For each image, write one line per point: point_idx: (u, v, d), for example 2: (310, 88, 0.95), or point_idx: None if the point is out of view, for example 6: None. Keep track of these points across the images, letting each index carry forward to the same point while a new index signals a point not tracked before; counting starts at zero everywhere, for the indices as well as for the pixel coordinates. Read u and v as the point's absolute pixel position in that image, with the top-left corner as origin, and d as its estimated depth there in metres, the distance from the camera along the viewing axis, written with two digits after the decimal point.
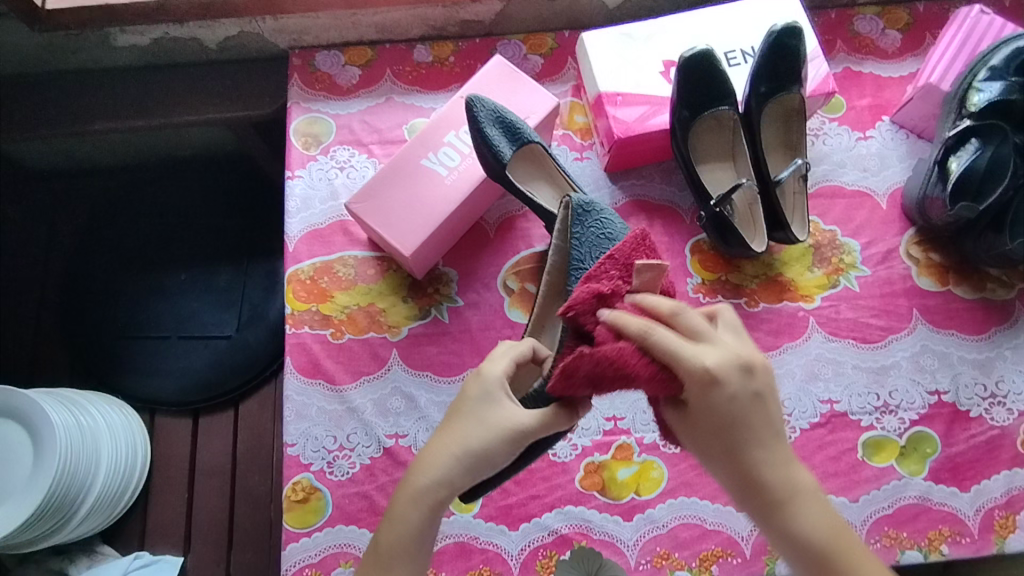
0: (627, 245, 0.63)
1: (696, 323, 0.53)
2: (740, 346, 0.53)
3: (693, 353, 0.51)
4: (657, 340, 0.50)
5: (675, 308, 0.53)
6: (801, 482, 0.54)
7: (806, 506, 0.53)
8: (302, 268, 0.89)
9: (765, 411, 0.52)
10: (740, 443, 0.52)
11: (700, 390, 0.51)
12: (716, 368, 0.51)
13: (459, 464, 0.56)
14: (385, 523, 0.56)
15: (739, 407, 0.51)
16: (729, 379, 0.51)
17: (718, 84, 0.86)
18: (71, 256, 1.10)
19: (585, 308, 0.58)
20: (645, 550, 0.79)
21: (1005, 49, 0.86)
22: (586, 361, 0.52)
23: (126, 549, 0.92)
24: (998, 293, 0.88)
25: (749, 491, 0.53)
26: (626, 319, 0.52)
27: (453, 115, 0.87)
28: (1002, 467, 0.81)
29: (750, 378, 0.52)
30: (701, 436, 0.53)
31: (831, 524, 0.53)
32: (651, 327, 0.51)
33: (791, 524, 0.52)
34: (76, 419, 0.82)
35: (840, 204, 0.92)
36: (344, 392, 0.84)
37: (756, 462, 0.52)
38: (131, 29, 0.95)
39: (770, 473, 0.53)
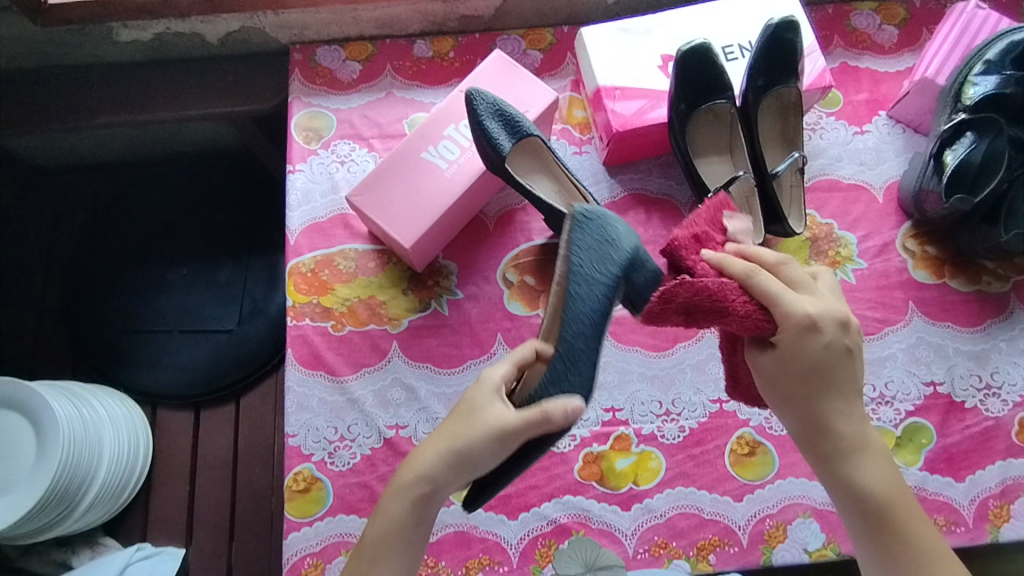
0: (706, 217, 0.67)
1: (797, 277, 0.59)
2: (839, 307, 0.59)
3: (795, 300, 0.56)
4: (759, 283, 0.57)
5: (780, 261, 0.60)
6: (871, 440, 0.59)
7: (872, 461, 0.58)
8: (303, 261, 0.90)
9: (851, 367, 0.58)
10: (824, 389, 0.58)
11: (796, 334, 0.56)
12: (817, 317, 0.56)
13: (446, 464, 0.58)
14: (372, 520, 0.60)
15: (830, 358, 0.57)
16: (830, 331, 0.57)
17: (716, 78, 0.87)
18: (73, 250, 1.10)
19: (687, 245, 0.64)
20: (643, 538, 0.79)
21: (1000, 42, 0.87)
22: (682, 291, 0.58)
23: (128, 540, 0.93)
24: (994, 286, 0.89)
25: (820, 439, 0.59)
26: (728, 259, 0.59)
27: (453, 109, 0.88)
28: (997, 457, 0.82)
29: (843, 334, 0.58)
30: (784, 379, 0.58)
31: (892, 481, 0.58)
32: (755, 272, 0.57)
33: (853, 473, 0.58)
34: (79, 411, 0.82)
35: (837, 198, 0.92)
36: (345, 383, 0.85)
37: (831, 412, 0.58)
38: (133, 23, 0.96)
39: (844, 424, 0.58)
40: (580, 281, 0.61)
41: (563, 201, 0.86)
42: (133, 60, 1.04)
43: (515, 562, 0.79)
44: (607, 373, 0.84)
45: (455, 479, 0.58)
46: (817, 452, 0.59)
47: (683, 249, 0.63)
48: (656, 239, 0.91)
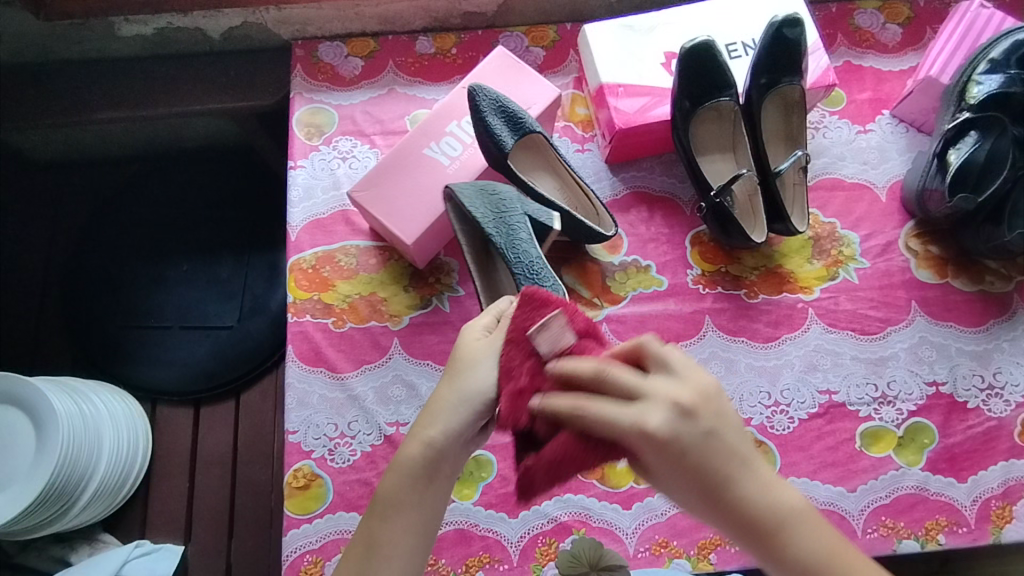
0: (517, 338, 0.58)
1: (627, 378, 0.52)
2: (682, 387, 0.51)
3: (629, 415, 0.50)
4: (589, 419, 0.52)
5: (598, 369, 0.52)
6: (791, 509, 0.51)
7: (802, 530, 0.50)
8: (304, 257, 0.90)
9: (725, 441, 0.51)
10: (706, 486, 0.50)
11: (645, 447, 0.50)
12: (659, 424, 0.50)
13: (466, 403, 0.57)
14: (392, 472, 0.57)
15: (694, 446, 0.50)
16: (675, 427, 0.50)
17: (719, 76, 0.87)
18: (74, 245, 1.10)
19: (511, 413, 0.56)
20: (644, 537, 0.79)
21: (1005, 41, 0.87)
22: (534, 472, 0.54)
23: (127, 536, 0.93)
24: (997, 285, 0.89)
25: (738, 528, 0.51)
26: (552, 403, 0.53)
27: (455, 105, 0.88)
28: (999, 458, 0.82)
29: (695, 418, 0.51)
30: (669, 482, 0.52)
31: (835, 548, 0.50)
32: (580, 409, 0.52)
33: (789, 553, 0.50)
34: (78, 407, 0.82)
35: (840, 197, 0.92)
36: (345, 379, 0.85)
37: (734, 499, 0.50)
38: (134, 18, 0.96)
39: (753, 504, 0.50)
40: (500, 224, 0.77)
41: (564, 197, 0.86)
42: (135, 55, 1.04)
43: (515, 560, 0.78)
44: None
45: (477, 421, 0.58)
46: (748, 542, 0.51)
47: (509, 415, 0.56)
48: (657, 237, 0.91)
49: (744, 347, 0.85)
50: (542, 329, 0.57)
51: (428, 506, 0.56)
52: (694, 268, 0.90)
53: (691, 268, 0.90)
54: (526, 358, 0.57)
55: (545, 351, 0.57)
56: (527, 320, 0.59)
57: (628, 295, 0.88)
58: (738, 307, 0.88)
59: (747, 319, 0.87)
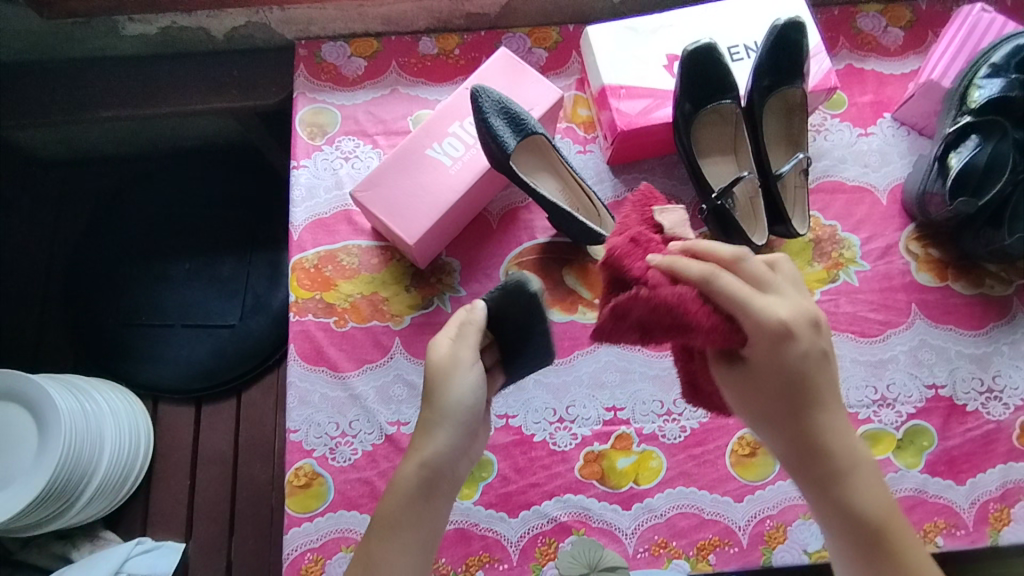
0: (637, 218, 0.56)
1: (759, 271, 0.54)
2: (808, 305, 0.54)
3: (766, 306, 0.51)
4: (720, 287, 0.49)
5: (735, 258, 0.53)
6: (861, 453, 0.56)
7: (865, 480, 0.55)
8: (306, 256, 0.90)
9: (827, 370, 0.54)
10: (798, 402, 0.54)
11: (767, 344, 0.52)
12: (790, 322, 0.52)
13: (450, 427, 0.56)
14: (386, 501, 0.56)
15: (805, 366, 0.53)
16: (803, 336, 0.53)
17: (722, 78, 0.87)
18: (77, 242, 1.10)
19: (622, 254, 0.52)
20: (643, 538, 0.80)
21: (1005, 45, 0.87)
22: (638, 307, 0.49)
23: (128, 534, 0.93)
24: (996, 289, 0.89)
25: (802, 451, 0.55)
26: (682, 263, 0.50)
27: (458, 106, 0.88)
28: (998, 460, 0.82)
29: (813, 340, 0.53)
30: (763, 395, 0.55)
31: (886, 502, 0.55)
32: (714, 275, 0.50)
33: (847, 488, 0.55)
34: (81, 404, 0.82)
35: (840, 199, 0.92)
36: (346, 378, 0.85)
37: (822, 432, 0.55)
38: (139, 17, 0.97)
39: (831, 439, 0.55)
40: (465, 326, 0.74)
41: (566, 198, 0.87)
42: (140, 54, 1.04)
43: (515, 559, 0.79)
44: (608, 372, 0.85)
45: (466, 437, 0.57)
46: (808, 469, 0.56)
47: (622, 255, 0.52)
48: None
49: None
50: (663, 212, 0.57)
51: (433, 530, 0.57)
52: None
53: None
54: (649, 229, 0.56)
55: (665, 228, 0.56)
56: (643, 209, 0.57)
57: None
58: None
59: None
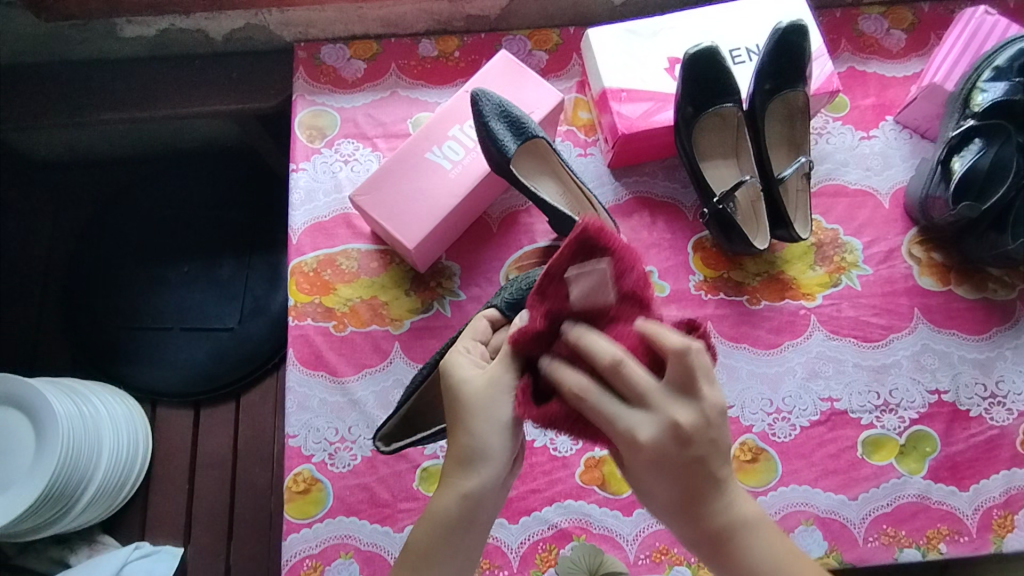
0: (567, 257, 0.55)
1: (637, 378, 0.49)
2: (688, 407, 0.48)
3: (629, 422, 0.49)
4: (590, 406, 0.49)
5: (614, 360, 0.49)
6: (757, 522, 0.52)
7: (763, 545, 0.52)
8: (305, 260, 0.89)
9: (710, 469, 0.49)
10: (682, 496, 0.51)
11: (636, 454, 0.50)
12: (651, 439, 0.48)
13: (491, 458, 0.55)
14: (423, 531, 0.56)
15: (681, 471, 0.49)
16: (673, 447, 0.48)
17: (724, 81, 0.87)
18: (75, 245, 1.10)
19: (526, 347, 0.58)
20: (644, 544, 0.79)
21: (1009, 49, 0.87)
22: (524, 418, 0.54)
23: (126, 539, 0.92)
24: (1000, 294, 0.88)
25: (694, 537, 0.52)
26: (563, 377, 0.51)
27: (459, 109, 0.87)
28: (1001, 466, 0.81)
29: (691, 443, 0.48)
30: (654, 490, 0.52)
31: (785, 570, 0.51)
32: (589, 393, 0.50)
33: (738, 563, 0.51)
34: (78, 408, 0.82)
35: (842, 203, 0.92)
36: (346, 383, 0.85)
37: (714, 515, 0.51)
38: (137, 19, 0.96)
39: (722, 523, 0.51)
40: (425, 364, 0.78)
41: (567, 202, 0.86)
42: (138, 56, 1.03)
43: (515, 566, 0.78)
44: None
45: (505, 469, 0.56)
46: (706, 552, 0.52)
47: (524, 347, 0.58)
48: (659, 242, 0.91)
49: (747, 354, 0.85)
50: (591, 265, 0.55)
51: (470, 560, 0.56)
52: (695, 274, 0.89)
53: (692, 274, 0.89)
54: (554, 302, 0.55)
55: (578, 295, 0.55)
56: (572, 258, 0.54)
57: None
58: (740, 313, 0.87)
59: (749, 325, 0.87)
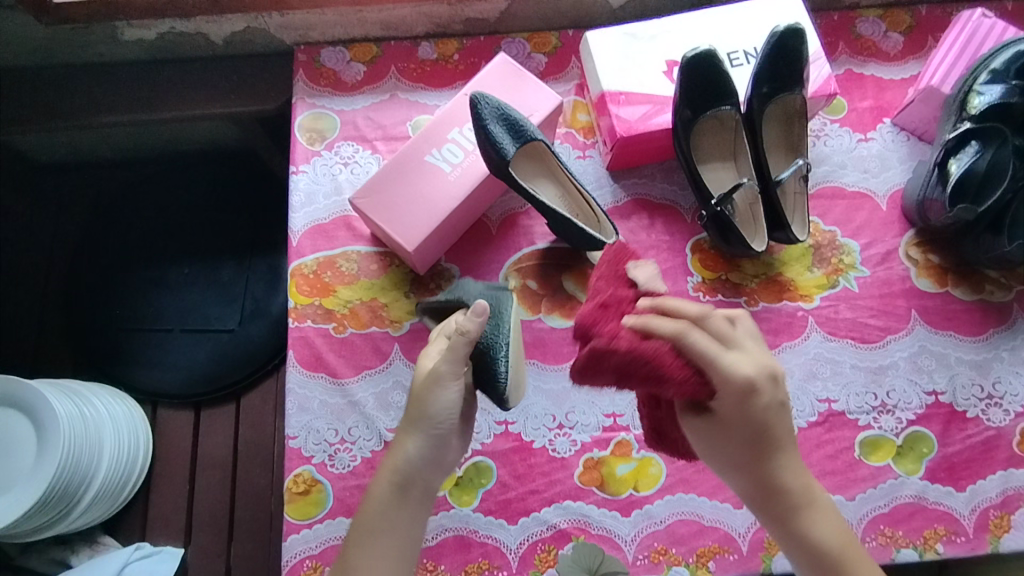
0: (608, 275, 0.55)
1: (722, 328, 0.54)
2: (764, 355, 0.55)
3: (732, 361, 0.52)
4: (693, 342, 0.49)
5: (702, 312, 0.53)
6: (812, 489, 0.60)
7: (818, 512, 0.60)
8: (305, 262, 0.90)
9: (784, 417, 0.57)
10: (762, 444, 0.57)
11: (734, 400, 0.53)
12: (755, 378, 0.53)
13: (434, 431, 0.62)
14: (370, 502, 0.63)
15: (766, 414, 0.55)
16: (764, 391, 0.54)
17: (722, 84, 0.87)
18: (76, 247, 1.10)
19: (589, 321, 0.50)
20: (643, 545, 0.79)
21: (1005, 52, 0.87)
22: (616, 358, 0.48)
23: (127, 540, 0.93)
24: (997, 295, 0.89)
25: (763, 489, 0.59)
26: (653, 320, 0.49)
27: (457, 112, 0.88)
28: (998, 467, 0.82)
29: (773, 389, 0.55)
30: (728, 442, 0.57)
31: (840, 533, 0.60)
32: (687, 331, 0.49)
33: (805, 527, 0.59)
34: (79, 410, 0.82)
35: (840, 205, 0.92)
36: (346, 385, 0.85)
37: (775, 470, 0.59)
38: (138, 22, 0.96)
39: (786, 480, 0.59)
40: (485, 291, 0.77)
41: (565, 205, 0.86)
42: (138, 59, 1.04)
43: (515, 566, 0.79)
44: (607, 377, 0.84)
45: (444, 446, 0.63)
46: (769, 509, 0.60)
47: (592, 321, 0.50)
48: (658, 244, 0.91)
49: None
50: (636, 266, 0.56)
51: (411, 544, 0.62)
52: (694, 276, 0.90)
53: (691, 275, 0.90)
54: (618, 283, 0.54)
55: (641, 286, 0.55)
56: (617, 268, 0.55)
57: None
58: None
59: None
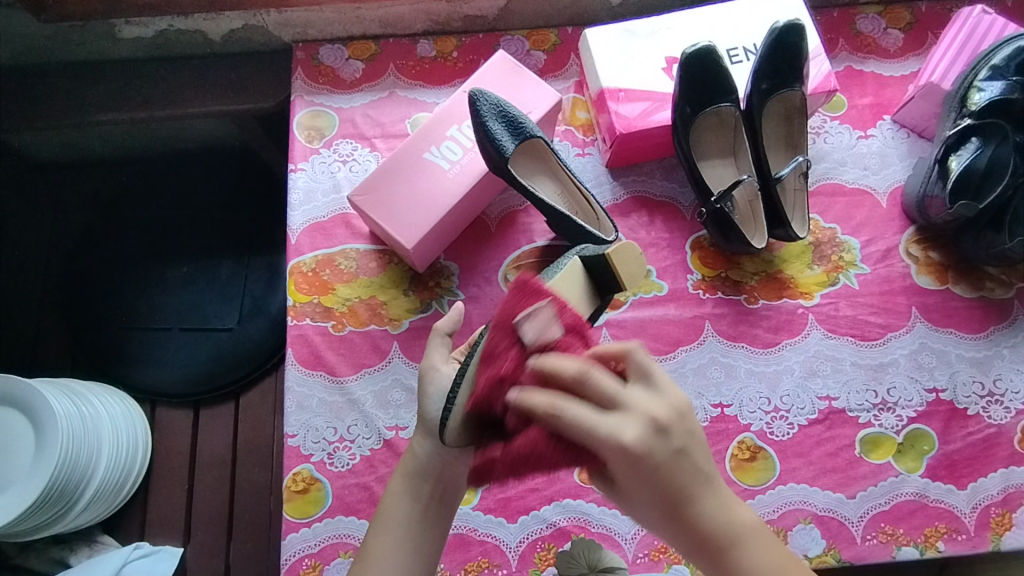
0: (506, 320, 0.56)
1: (605, 385, 0.49)
2: (656, 405, 0.49)
3: (609, 429, 0.47)
4: (567, 419, 0.47)
5: (579, 373, 0.49)
6: (742, 524, 0.53)
7: (750, 546, 0.52)
8: (304, 260, 0.90)
9: (691, 463, 0.51)
10: (672, 499, 0.51)
11: (623, 465, 0.48)
12: (635, 441, 0.47)
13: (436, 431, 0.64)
14: (387, 497, 0.64)
15: (663, 471, 0.49)
16: (654, 447, 0.48)
17: (721, 81, 0.87)
18: (75, 245, 1.10)
19: (491, 394, 0.53)
20: (643, 543, 0.79)
21: (1005, 48, 0.87)
22: (500, 464, 0.50)
23: (126, 539, 0.93)
24: (997, 292, 0.89)
25: (690, 538, 0.52)
26: (527, 399, 0.49)
27: (456, 109, 0.88)
28: (999, 464, 0.81)
29: (668, 437, 0.49)
30: (637, 498, 0.52)
31: (779, 561, 0.53)
32: (558, 408, 0.48)
33: (738, 566, 0.52)
34: (78, 408, 0.82)
35: (840, 202, 0.92)
36: (345, 383, 0.85)
37: (699, 515, 0.51)
38: (136, 20, 0.96)
39: (711, 524, 0.52)
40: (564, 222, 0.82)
41: (564, 202, 0.86)
42: (135, 57, 1.04)
43: (514, 565, 0.78)
44: None
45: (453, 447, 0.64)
46: (700, 554, 0.53)
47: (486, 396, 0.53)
48: (657, 242, 0.91)
49: (744, 352, 0.86)
50: (531, 312, 0.55)
51: (427, 539, 0.62)
52: (694, 273, 0.90)
53: (691, 273, 0.90)
54: (509, 347, 0.54)
55: (529, 339, 0.54)
56: (514, 311, 0.56)
57: (627, 300, 0.88)
58: (738, 312, 0.87)
59: (747, 324, 0.87)
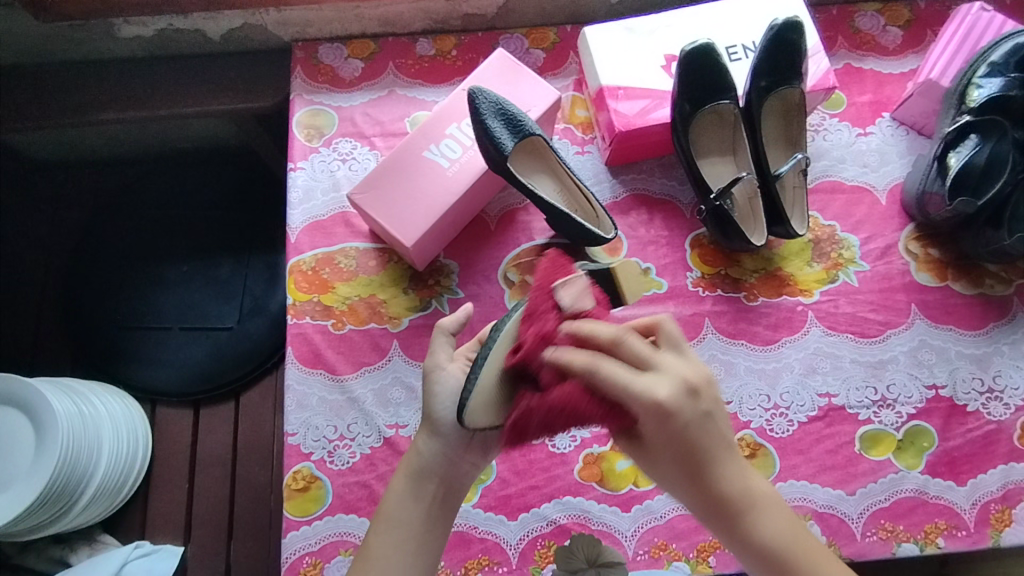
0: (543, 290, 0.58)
1: (638, 350, 0.54)
2: (685, 370, 0.55)
3: (643, 385, 0.52)
4: (603, 373, 0.52)
5: (616, 336, 0.54)
6: (758, 490, 0.57)
7: (766, 510, 0.56)
8: (304, 259, 0.90)
9: (714, 428, 0.55)
10: (696, 460, 0.55)
11: (655, 420, 0.53)
12: (668, 399, 0.53)
13: (443, 430, 0.65)
14: (390, 493, 0.64)
15: (691, 430, 0.54)
16: (684, 407, 0.53)
17: (720, 78, 0.87)
18: (74, 245, 1.10)
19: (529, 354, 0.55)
20: (643, 540, 0.79)
21: (1005, 45, 0.88)
22: (536, 413, 0.52)
23: (126, 538, 0.93)
24: (997, 289, 0.89)
25: (708, 502, 0.56)
26: (567, 353, 0.53)
27: (455, 108, 0.88)
28: (999, 461, 0.82)
29: (696, 399, 0.54)
30: (661, 457, 0.56)
31: (791, 527, 0.56)
32: (596, 363, 0.52)
33: (751, 531, 0.56)
34: (78, 407, 0.82)
35: (840, 200, 0.92)
36: (345, 381, 0.85)
37: (718, 478, 0.56)
38: (135, 19, 0.96)
39: (731, 486, 0.56)
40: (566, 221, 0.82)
41: (563, 200, 0.86)
42: (135, 56, 1.04)
43: (514, 563, 0.78)
44: None
45: (459, 444, 0.65)
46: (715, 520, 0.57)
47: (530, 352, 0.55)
48: (657, 239, 0.91)
49: (743, 350, 0.86)
50: (567, 284, 0.58)
51: (432, 536, 0.62)
52: (693, 270, 0.90)
53: (691, 271, 0.90)
54: (549, 310, 0.57)
55: (567, 306, 0.57)
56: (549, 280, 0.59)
57: None
58: (737, 310, 0.88)
59: (747, 321, 0.87)
